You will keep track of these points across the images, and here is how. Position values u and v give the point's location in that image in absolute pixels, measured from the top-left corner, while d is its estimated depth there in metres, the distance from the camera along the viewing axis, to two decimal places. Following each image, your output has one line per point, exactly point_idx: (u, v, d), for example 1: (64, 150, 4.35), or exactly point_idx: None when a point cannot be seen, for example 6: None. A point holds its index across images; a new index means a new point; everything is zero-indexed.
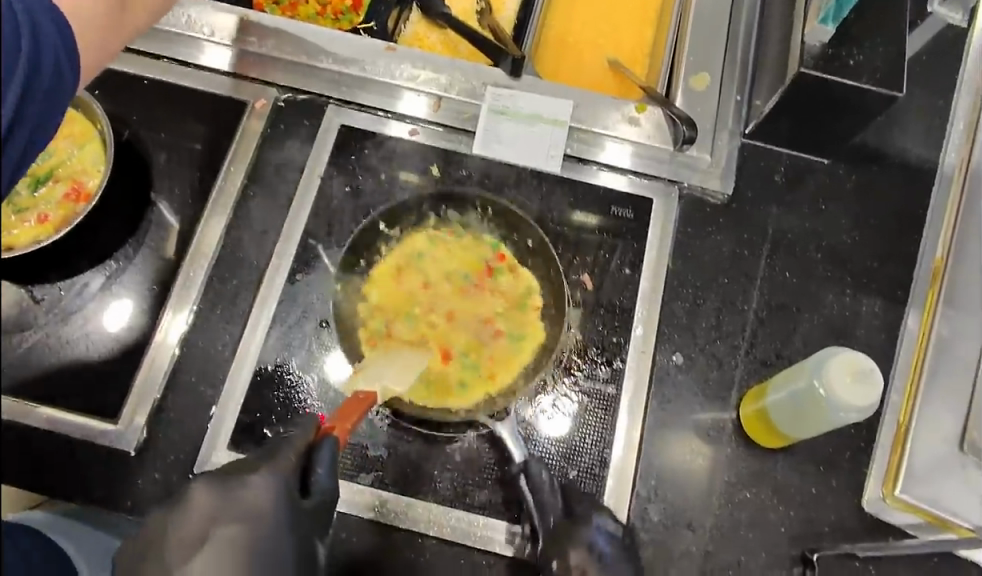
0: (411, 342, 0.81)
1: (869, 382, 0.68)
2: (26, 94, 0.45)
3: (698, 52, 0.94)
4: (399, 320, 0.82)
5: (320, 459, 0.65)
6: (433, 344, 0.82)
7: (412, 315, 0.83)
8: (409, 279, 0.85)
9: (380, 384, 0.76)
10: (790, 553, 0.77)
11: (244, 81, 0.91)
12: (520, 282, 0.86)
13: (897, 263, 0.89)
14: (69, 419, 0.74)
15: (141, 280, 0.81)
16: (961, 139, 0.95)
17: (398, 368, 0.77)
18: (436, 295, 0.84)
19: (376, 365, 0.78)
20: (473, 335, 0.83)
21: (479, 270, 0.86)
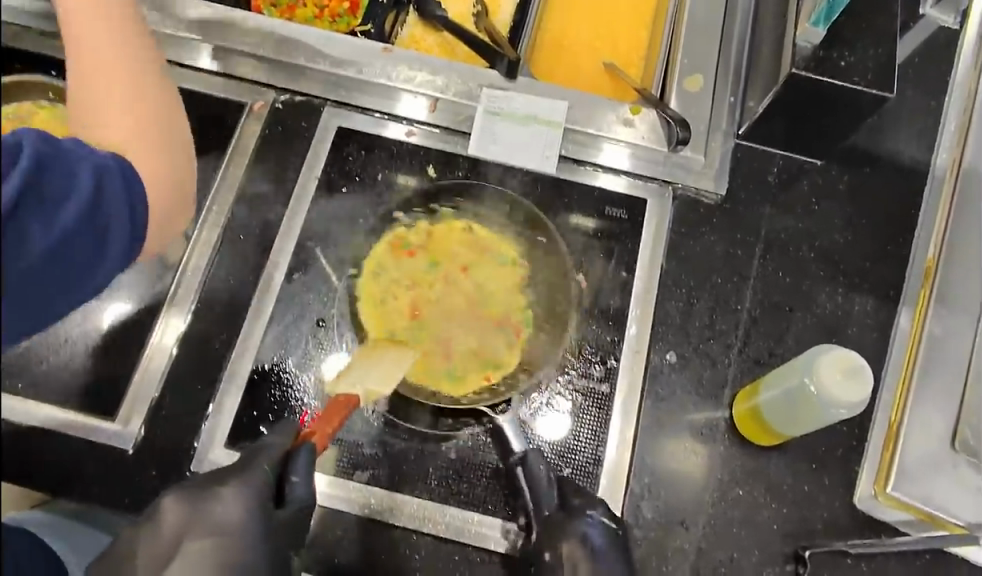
0: (398, 279, 0.84)
1: (859, 379, 0.68)
2: (66, 250, 0.54)
3: (692, 54, 0.95)
4: (420, 257, 0.85)
5: (297, 465, 0.67)
6: (417, 293, 0.83)
7: (430, 265, 0.85)
8: (460, 250, 0.86)
9: (362, 387, 0.75)
10: (783, 551, 0.78)
11: (242, 82, 0.92)
12: (507, 356, 0.81)
13: (889, 263, 0.90)
14: (68, 417, 0.75)
15: (139, 280, 0.81)
16: (953, 140, 0.95)
17: (385, 367, 0.76)
18: (465, 280, 0.84)
19: (360, 365, 0.77)
20: (441, 326, 0.82)
21: (501, 313, 0.83)
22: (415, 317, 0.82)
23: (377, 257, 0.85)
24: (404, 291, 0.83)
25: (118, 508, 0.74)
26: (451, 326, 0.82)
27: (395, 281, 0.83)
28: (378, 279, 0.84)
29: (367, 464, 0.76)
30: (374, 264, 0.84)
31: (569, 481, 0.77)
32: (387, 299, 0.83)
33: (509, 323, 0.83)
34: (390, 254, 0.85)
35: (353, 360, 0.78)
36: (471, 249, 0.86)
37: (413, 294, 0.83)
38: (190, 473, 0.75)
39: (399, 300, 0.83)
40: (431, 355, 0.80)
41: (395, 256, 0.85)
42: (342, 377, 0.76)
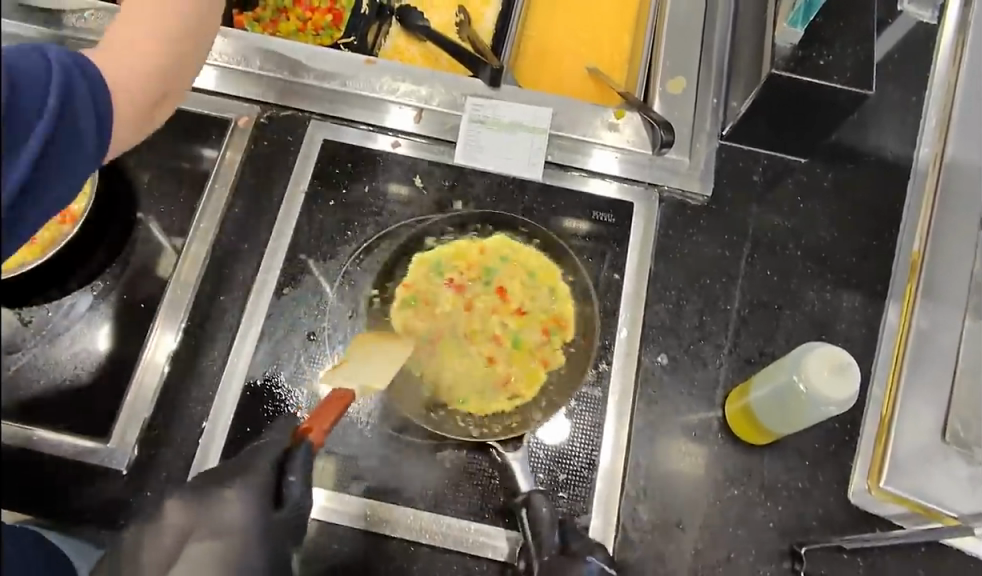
0: (532, 291, 0.85)
1: (846, 376, 0.69)
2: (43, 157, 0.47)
3: (674, 57, 0.96)
4: (532, 338, 0.83)
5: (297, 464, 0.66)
6: (515, 323, 0.84)
7: (515, 341, 0.83)
8: (485, 384, 0.80)
9: (358, 382, 0.73)
10: (779, 548, 0.78)
11: (226, 99, 0.92)
12: (402, 318, 0.83)
13: (876, 258, 0.91)
14: (54, 438, 0.75)
15: (128, 298, 0.81)
16: (934, 135, 0.97)
17: (384, 360, 0.75)
18: (474, 375, 0.81)
19: (361, 356, 0.76)
20: (464, 295, 0.85)
21: (442, 329, 0.83)
22: (489, 291, 0.85)
23: (552, 262, 0.86)
24: (517, 296, 0.85)
25: (110, 529, 0.74)
26: (450, 309, 0.84)
27: (527, 285, 0.85)
28: (540, 265, 0.86)
29: (361, 476, 0.76)
30: (546, 258, 0.86)
31: (565, 486, 0.77)
32: (513, 276, 0.86)
33: (437, 341, 0.82)
34: (553, 288, 0.85)
35: (356, 350, 0.77)
36: (499, 388, 0.80)
37: (512, 311, 0.84)
38: None
39: (512, 293, 0.85)
40: (419, 285, 0.84)
41: (545, 293, 0.85)
42: (341, 368, 0.76)
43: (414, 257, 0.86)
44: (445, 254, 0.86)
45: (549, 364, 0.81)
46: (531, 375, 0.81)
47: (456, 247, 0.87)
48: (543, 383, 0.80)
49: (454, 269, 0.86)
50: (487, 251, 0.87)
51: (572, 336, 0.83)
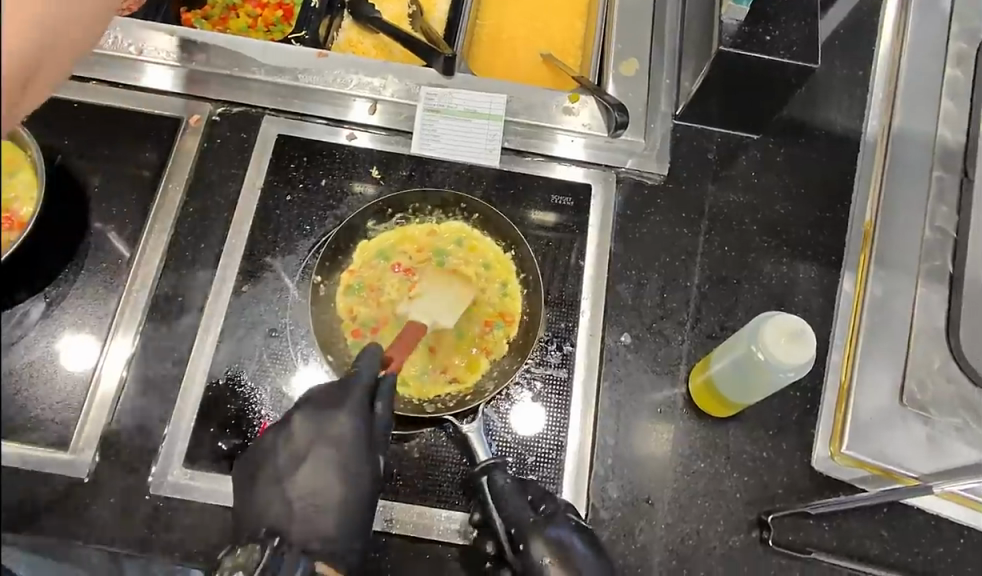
0: (481, 278, 0.85)
1: (803, 342, 0.70)
2: None
3: (626, 39, 0.97)
4: (477, 328, 0.83)
5: (381, 394, 0.71)
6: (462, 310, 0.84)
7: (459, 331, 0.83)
8: (427, 369, 0.81)
9: (434, 319, 0.80)
10: (747, 518, 0.79)
11: (176, 97, 0.90)
12: (351, 302, 0.83)
13: (831, 229, 0.92)
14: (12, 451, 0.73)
15: (84, 304, 0.80)
16: (881, 107, 0.99)
17: (451, 299, 0.82)
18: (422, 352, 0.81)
19: (436, 294, 0.82)
20: (410, 279, 0.84)
21: (388, 313, 0.83)
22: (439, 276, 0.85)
23: (507, 253, 0.87)
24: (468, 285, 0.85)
25: (73, 540, 0.72)
26: (396, 293, 0.84)
27: (478, 272, 0.86)
28: (492, 253, 0.87)
29: None
30: (503, 250, 0.87)
31: (533, 469, 0.77)
32: (466, 260, 0.86)
33: (385, 321, 0.83)
34: (505, 282, 0.86)
35: (425, 284, 0.83)
36: (438, 372, 0.81)
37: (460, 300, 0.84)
38: (149, 496, 0.74)
39: (464, 279, 0.85)
40: (365, 271, 0.85)
41: (496, 283, 0.85)
42: (415, 299, 0.82)
43: (358, 246, 0.86)
44: (390, 241, 0.87)
45: (492, 354, 0.82)
46: (472, 363, 0.82)
47: (402, 232, 0.87)
48: (485, 371, 0.81)
49: (404, 254, 0.86)
50: (437, 237, 0.87)
51: (518, 320, 0.84)
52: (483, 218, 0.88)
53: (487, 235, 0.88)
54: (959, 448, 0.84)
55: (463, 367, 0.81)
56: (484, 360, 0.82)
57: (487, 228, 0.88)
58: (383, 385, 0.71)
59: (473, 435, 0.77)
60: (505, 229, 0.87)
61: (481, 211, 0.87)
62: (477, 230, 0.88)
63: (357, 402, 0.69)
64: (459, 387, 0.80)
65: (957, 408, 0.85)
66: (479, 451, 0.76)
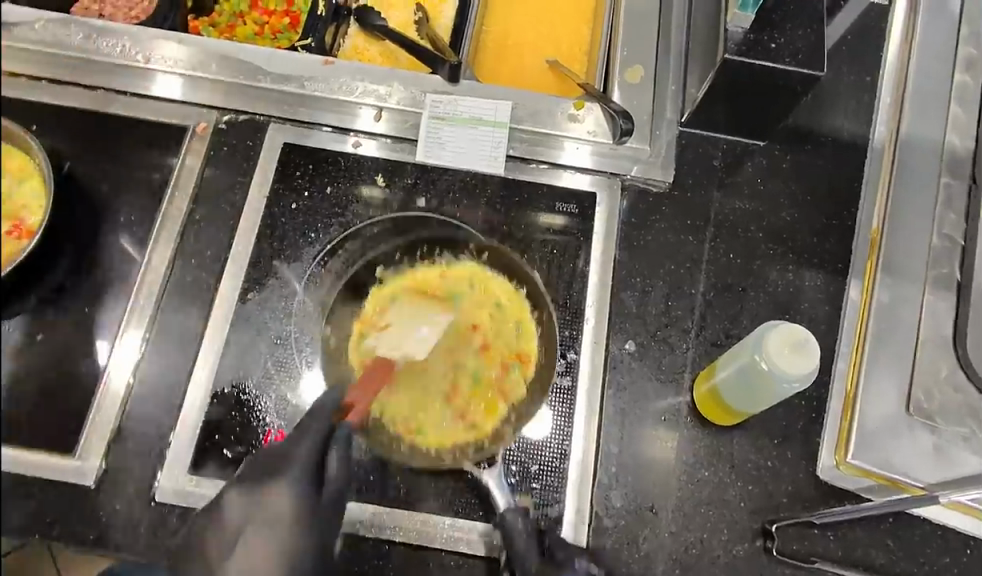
0: (495, 318, 0.84)
1: (806, 352, 0.70)
2: None
3: (631, 46, 0.97)
4: (495, 373, 0.82)
5: (338, 440, 0.68)
6: (478, 353, 0.82)
7: (477, 376, 0.81)
8: (445, 417, 0.79)
9: (402, 352, 0.78)
10: (751, 527, 0.79)
11: (185, 105, 0.91)
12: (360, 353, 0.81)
13: (837, 237, 0.92)
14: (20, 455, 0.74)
15: (91, 310, 0.81)
16: (888, 114, 0.98)
17: (419, 329, 0.79)
18: (440, 398, 0.80)
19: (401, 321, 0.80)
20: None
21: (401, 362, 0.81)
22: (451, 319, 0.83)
23: (519, 291, 0.85)
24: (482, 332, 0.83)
25: (81, 546, 0.73)
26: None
27: (492, 315, 0.84)
28: (505, 293, 0.85)
29: None
30: (514, 287, 0.85)
31: (536, 477, 0.78)
32: (477, 302, 0.85)
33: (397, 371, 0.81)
34: (520, 321, 0.84)
35: (394, 316, 0.81)
36: (457, 420, 0.79)
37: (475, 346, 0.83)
38: (155, 502, 0.75)
39: (478, 324, 0.84)
40: (376, 317, 0.83)
41: (511, 324, 0.84)
42: (382, 332, 0.80)
43: (371, 291, 0.84)
44: (400, 286, 0.85)
45: (510, 397, 0.81)
46: (490, 406, 0.80)
47: (414, 276, 0.86)
48: (504, 416, 0.80)
49: (416, 300, 0.84)
50: (449, 278, 0.86)
51: (535, 358, 0.82)
52: (492, 256, 0.86)
53: (497, 273, 0.86)
54: (966, 457, 0.83)
55: (481, 411, 0.80)
56: (501, 404, 0.80)
57: (497, 266, 0.86)
58: (340, 432, 0.68)
59: (492, 482, 0.76)
60: (514, 265, 0.85)
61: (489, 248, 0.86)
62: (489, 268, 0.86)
63: (312, 451, 0.66)
64: (478, 434, 0.79)
65: (964, 417, 0.85)
66: (497, 499, 0.76)
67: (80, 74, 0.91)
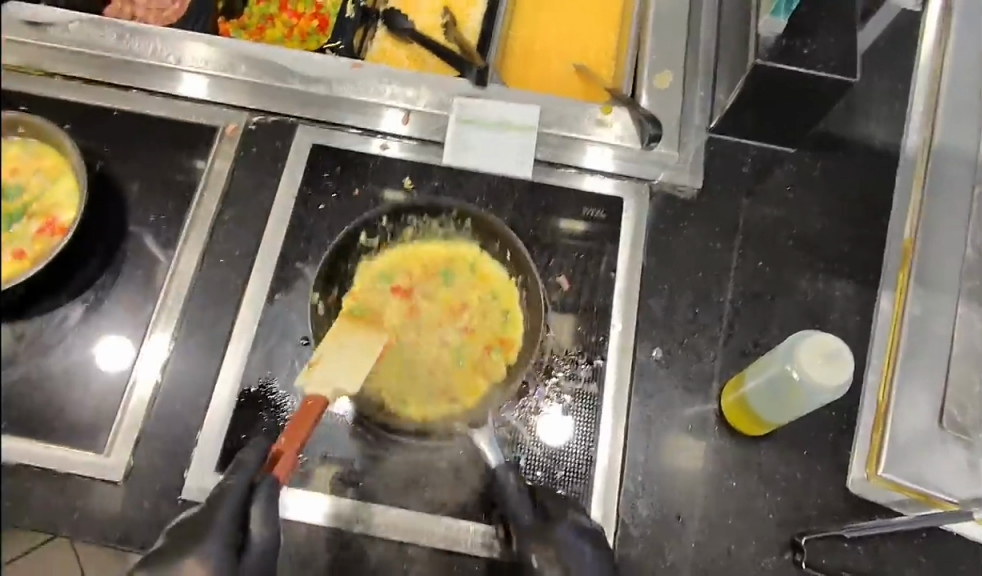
0: (481, 300, 0.84)
1: (839, 362, 0.69)
2: None
3: (660, 52, 0.96)
4: (479, 350, 0.82)
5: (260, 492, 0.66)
6: (464, 334, 0.83)
7: (460, 353, 0.82)
8: (429, 392, 0.80)
9: (332, 387, 0.71)
10: (780, 539, 0.78)
11: (214, 106, 0.92)
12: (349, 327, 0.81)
13: (868, 247, 0.91)
14: (33, 448, 0.74)
15: (121, 309, 0.81)
16: (921, 122, 0.97)
17: (358, 361, 0.73)
18: (423, 372, 0.81)
19: (333, 360, 0.73)
20: (411, 302, 0.84)
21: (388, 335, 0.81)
22: (440, 299, 0.85)
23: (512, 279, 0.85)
24: (469, 314, 0.84)
25: (108, 544, 0.73)
26: (397, 315, 0.83)
27: (481, 299, 0.84)
28: (498, 280, 0.85)
29: (359, 481, 0.76)
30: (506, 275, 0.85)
31: (562, 484, 0.77)
32: (468, 286, 0.85)
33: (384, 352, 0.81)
34: (507, 308, 0.84)
35: (325, 348, 0.74)
36: (440, 396, 0.80)
37: (461, 325, 0.83)
38: (181, 501, 0.75)
39: (467, 306, 0.84)
40: (371, 289, 0.84)
41: (498, 310, 0.84)
42: (314, 368, 0.72)
43: (360, 267, 0.84)
44: (395, 260, 0.86)
45: (490, 376, 0.81)
46: (473, 386, 0.80)
47: (412, 250, 0.86)
48: (485, 396, 0.79)
49: (408, 274, 0.85)
50: (445, 259, 0.86)
51: (519, 342, 0.82)
52: (486, 232, 0.85)
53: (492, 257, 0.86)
54: None
55: (461, 386, 0.80)
56: (482, 384, 0.80)
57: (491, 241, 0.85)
58: (263, 485, 0.67)
59: (483, 443, 0.74)
60: (521, 261, 0.83)
61: (478, 219, 0.84)
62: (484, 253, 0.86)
63: (233, 513, 0.65)
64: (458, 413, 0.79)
65: None
66: (489, 455, 0.73)
67: (112, 73, 0.91)
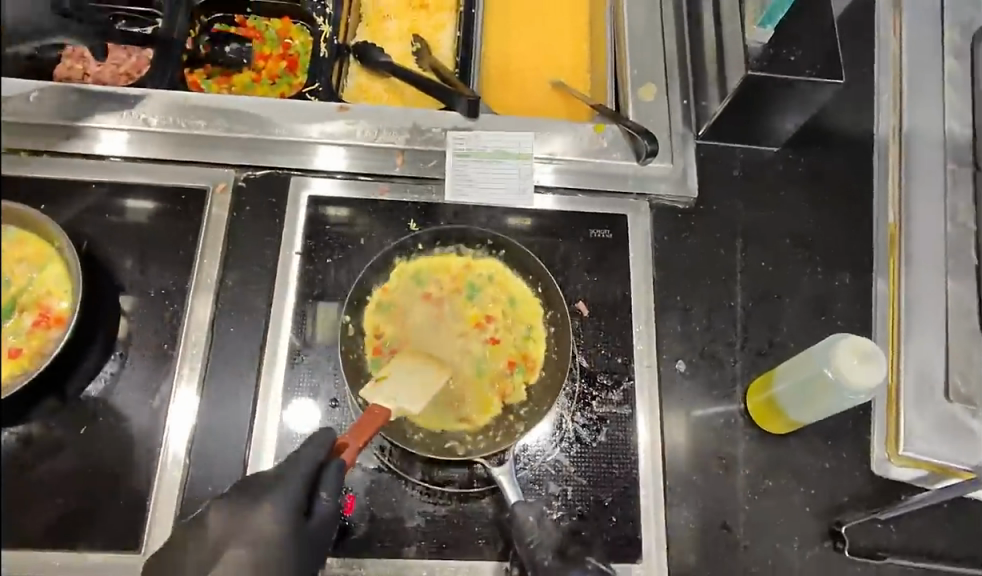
0: (506, 314, 0.85)
1: (873, 363, 0.72)
2: None
3: (641, 64, 0.97)
4: (499, 367, 0.82)
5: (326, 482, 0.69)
6: (486, 348, 0.83)
7: (481, 367, 0.82)
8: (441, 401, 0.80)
9: (396, 403, 0.73)
10: (819, 529, 0.82)
11: (197, 166, 0.88)
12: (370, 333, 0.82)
13: (858, 235, 0.95)
14: (35, 555, 0.71)
15: (135, 396, 0.78)
16: (889, 108, 1.01)
17: (421, 384, 0.75)
18: None
19: (396, 375, 0.75)
20: (435, 306, 0.84)
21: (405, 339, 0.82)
22: (466, 308, 0.85)
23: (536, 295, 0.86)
24: (492, 327, 0.84)
25: None
26: (421, 318, 0.83)
27: (506, 313, 0.85)
28: (524, 296, 0.86)
29: (413, 539, 0.76)
30: (532, 291, 0.86)
31: (612, 509, 0.79)
32: (495, 298, 0.86)
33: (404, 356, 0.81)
34: (531, 326, 0.85)
35: (393, 367, 0.76)
36: (452, 406, 0.80)
37: (485, 337, 0.84)
38: None
39: (492, 318, 0.85)
40: (395, 291, 0.84)
41: (521, 326, 0.85)
42: (379, 384, 0.74)
43: (396, 266, 0.85)
44: (427, 266, 0.86)
45: (507, 397, 0.81)
46: (487, 404, 0.80)
47: (442, 259, 0.87)
48: (496, 413, 0.80)
49: (436, 281, 0.86)
50: (473, 275, 0.87)
51: (540, 363, 0.83)
52: (518, 262, 0.87)
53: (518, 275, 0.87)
54: None
55: (474, 401, 0.80)
56: (497, 403, 0.81)
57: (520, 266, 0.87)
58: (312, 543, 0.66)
59: (504, 479, 0.75)
60: (551, 293, 0.85)
61: (509, 249, 0.87)
62: (513, 271, 0.87)
63: None
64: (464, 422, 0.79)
65: None
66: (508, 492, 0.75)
67: (79, 144, 0.87)
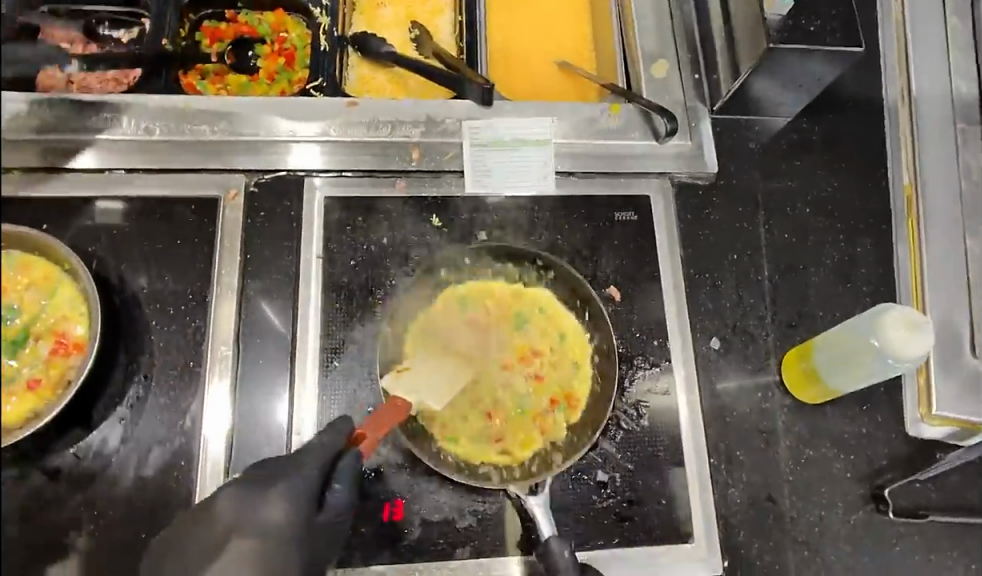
0: (552, 351, 0.82)
1: (924, 335, 0.73)
2: None
3: (650, 40, 0.95)
4: (541, 405, 0.80)
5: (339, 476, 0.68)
6: (530, 382, 0.81)
7: (523, 404, 0.80)
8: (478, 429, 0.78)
9: (418, 397, 0.74)
10: (861, 494, 0.83)
11: (204, 173, 0.84)
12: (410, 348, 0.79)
13: (876, 200, 0.95)
14: None
15: (164, 417, 0.75)
16: (895, 71, 1.01)
17: (444, 387, 0.75)
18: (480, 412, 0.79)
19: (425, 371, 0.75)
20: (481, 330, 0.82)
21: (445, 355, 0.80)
22: (513, 340, 0.82)
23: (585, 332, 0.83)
24: (535, 361, 0.82)
25: None
26: (464, 342, 0.81)
27: (554, 349, 0.82)
28: (571, 330, 0.83)
29: (466, 540, 0.75)
30: (584, 331, 0.83)
31: (661, 492, 0.78)
32: (543, 330, 0.83)
33: None
34: (578, 363, 0.82)
35: (421, 360, 0.77)
36: (490, 436, 0.78)
37: (530, 373, 0.81)
38: None
39: (539, 354, 0.82)
40: (442, 311, 0.82)
41: (568, 363, 0.82)
42: (402, 376, 0.75)
43: (436, 260, 0.83)
44: (477, 289, 0.84)
45: (550, 434, 0.79)
46: (526, 440, 0.78)
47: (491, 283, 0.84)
48: (536, 450, 0.78)
49: (485, 307, 0.83)
50: (522, 305, 0.84)
51: (585, 399, 0.80)
52: (573, 289, 0.83)
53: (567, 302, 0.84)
54: None
55: (514, 437, 0.78)
56: (537, 439, 0.79)
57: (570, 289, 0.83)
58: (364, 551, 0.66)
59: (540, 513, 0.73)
60: (598, 316, 0.82)
61: (559, 270, 0.83)
62: (561, 300, 0.84)
63: None
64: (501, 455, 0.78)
65: None
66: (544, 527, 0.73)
67: (77, 158, 0.82)
